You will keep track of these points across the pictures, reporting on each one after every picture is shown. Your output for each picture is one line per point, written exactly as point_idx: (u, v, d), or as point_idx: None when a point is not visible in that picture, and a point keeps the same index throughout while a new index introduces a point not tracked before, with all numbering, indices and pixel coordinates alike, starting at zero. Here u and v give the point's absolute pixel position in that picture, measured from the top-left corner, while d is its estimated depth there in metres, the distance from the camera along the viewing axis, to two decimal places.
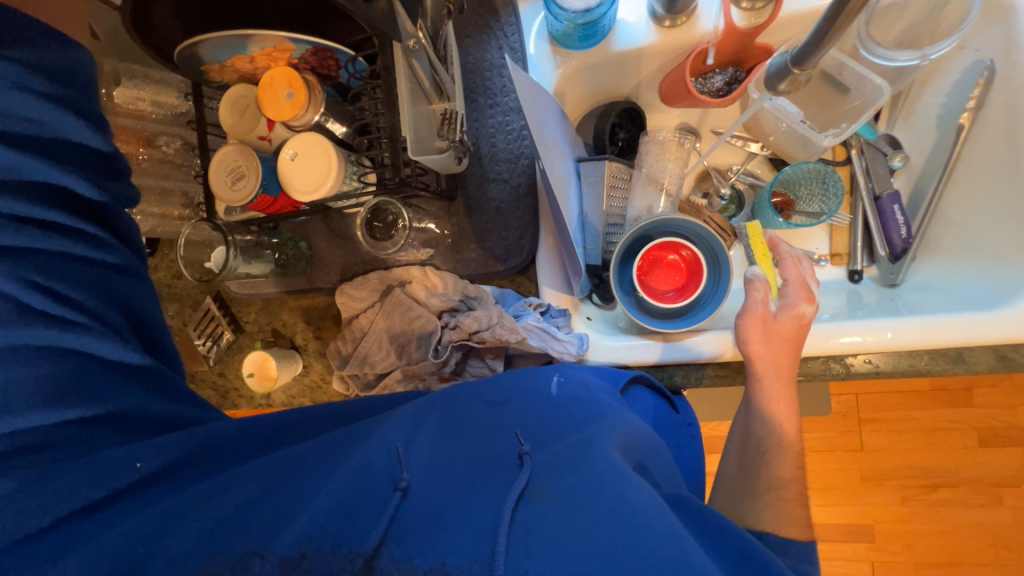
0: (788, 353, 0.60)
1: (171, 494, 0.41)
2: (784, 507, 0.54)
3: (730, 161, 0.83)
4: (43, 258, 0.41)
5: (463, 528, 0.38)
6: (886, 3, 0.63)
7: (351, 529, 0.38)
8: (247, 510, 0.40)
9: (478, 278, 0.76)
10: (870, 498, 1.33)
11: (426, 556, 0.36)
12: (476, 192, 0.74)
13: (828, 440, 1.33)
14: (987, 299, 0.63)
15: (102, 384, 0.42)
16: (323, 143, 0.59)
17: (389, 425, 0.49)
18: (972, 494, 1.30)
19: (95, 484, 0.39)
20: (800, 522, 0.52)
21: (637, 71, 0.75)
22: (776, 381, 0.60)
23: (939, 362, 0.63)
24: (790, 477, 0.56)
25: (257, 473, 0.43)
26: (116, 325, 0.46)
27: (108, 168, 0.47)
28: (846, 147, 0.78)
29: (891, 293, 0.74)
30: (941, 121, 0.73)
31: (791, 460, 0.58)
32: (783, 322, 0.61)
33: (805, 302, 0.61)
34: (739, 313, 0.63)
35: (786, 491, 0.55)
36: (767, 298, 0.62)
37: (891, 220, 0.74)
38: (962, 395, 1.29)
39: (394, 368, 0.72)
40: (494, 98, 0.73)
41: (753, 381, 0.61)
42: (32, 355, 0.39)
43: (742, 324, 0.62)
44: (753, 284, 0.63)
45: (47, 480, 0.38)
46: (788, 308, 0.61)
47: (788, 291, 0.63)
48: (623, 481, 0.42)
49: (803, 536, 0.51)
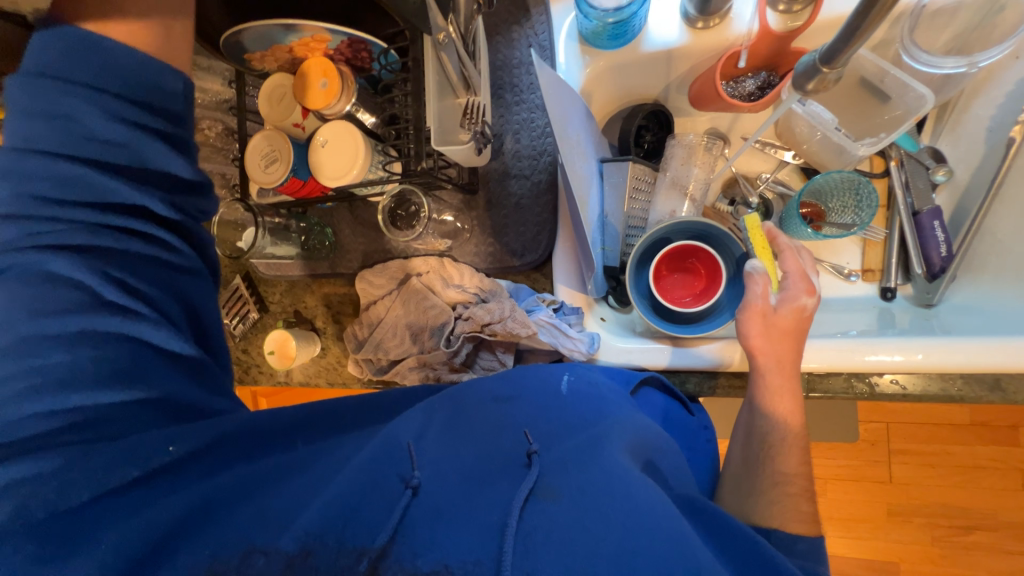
0: (788, 347, 0.58)
1: (203, 480, 0.41)
2: (791, 503, 0.53)
3: (760, 168, 0.81)
4: (106, 257, 0.42)
5: (470, 528, 0.39)
6: (935, 9, 0.60)
7: (360, 522, 0.39)
8: (257, 494, 0.41)
9: (493, 273, 0.76)
10: (897, 534, 1.25)
11: (428, 558, 0.36)
12: (497, 185, 0.75)
13: (854, 469, 1.27)
14: None
15: (150, 369, 0.43)
16: (353, 133, 0.62)
17: (399, 421, 0.50)
18: (1010, 540, 1.22)
19: (129, 465, 0.39)
20: (804, 517, 0.51)
21: (667, 73, 0.74)
22: (778, 374, 0.58)
23: (974, 389, 0.59)
24: (794, 472, 0.55)
25: (276, 464, 0.44)
26: (178, 318, 0.46)
27: (196, 179, 0.47)
28: (884, 159, 0.75)
29: (926, 313, 0.70)
30: (991, 134, 0.68)
31: (796, 453, 0.57)
32: (783, 315, 0.58)
33: (806, 294, 0.59)
34: (739, 307, 0.61)
35: (790, 487, 0.54)
36: (767, 290, 0.60)
37: (930, 237, 0.70)
38: (1008, 433, 1.20)
39: (407, 355, 0.74)
40: (520, 96, 0.74)
41: (755, 376, 0.59)
42: (90, 340, 0.40)
43: (741, 319, 0.59)
44: (752, 277, 0.60)
45: (88, 454, 0.39)
46: (788, 299, 0.59)
47: (788, 284, 0.60)
48: (630, 484, 0.42)
49: (810, 531, 0.50)
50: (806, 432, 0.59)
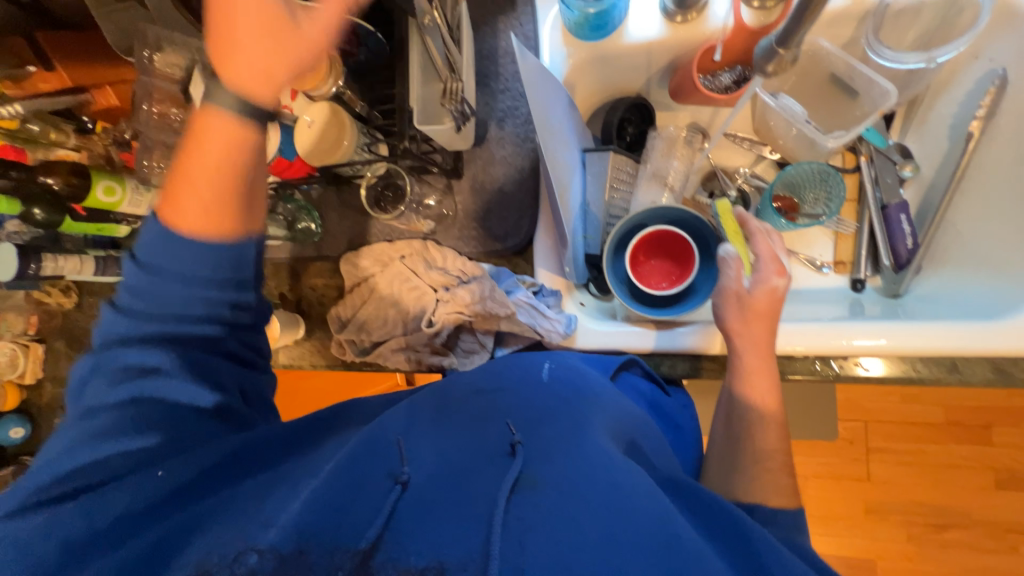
0: (763, 328, 0.60)
1: (186, 506, 0.43)
2: (770, 478, 0.56)
3: (737, 162, 0.83)
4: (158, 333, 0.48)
5: (460, 523, 0.39)
6: (897, 9, 0.63)
7: (348, 525, 0.39)
8: (243, 500, 0.43)
9: (477, 256, 0.77)
10: (874, 531, 1.28)
11: (423, 554, 0.37)
12: (481, 171, 0.76)
13: (831, 466, 1.29)
14: (996, 306, 0.62)
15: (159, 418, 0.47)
16: (338, 112, 0.64)
17: (386, 418, 0.52)
18: (982, 538, 1.24)
19: (130, 494, 0.42)
20: (784, 489, 0.55)
21: (648, 67, 0.77)
22: (755, 356, 0.60)
23: (934, 370, 0.61)
24: (774, 447, 0.58)
25: (269, 463, 0.47)
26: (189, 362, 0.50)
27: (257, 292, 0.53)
28: (855, 155, 0.77)
29: (894, 304, 0.73)
30: (954, 130, 0.71)
31: (774, 430, 0.59)
32: (758, 297, 0.60)
33: (776, 276, 0.61)
34: (715, 293, 0.63)
35: (771, 463, 0.57)
36: (740, 275, 0.62)
37: (898, 228, 0.73)
38: (980, 433, 1.24)
39: (390, 338, 0.75)
40: (504, 84, 0.76)
41: (733, 359, 0.61)
42: (138, 403, 0.47)
43: (718, 304, 0.62)
44: (725, 262, 0.63)
45: (100, 490, 0.43)
46: (761, 282, 0.61)
47: (760, 267, 0.62)
48: (614, 469, 0.43)
49: (791, 504, 0.54)
50: (783, 406, 0.61)
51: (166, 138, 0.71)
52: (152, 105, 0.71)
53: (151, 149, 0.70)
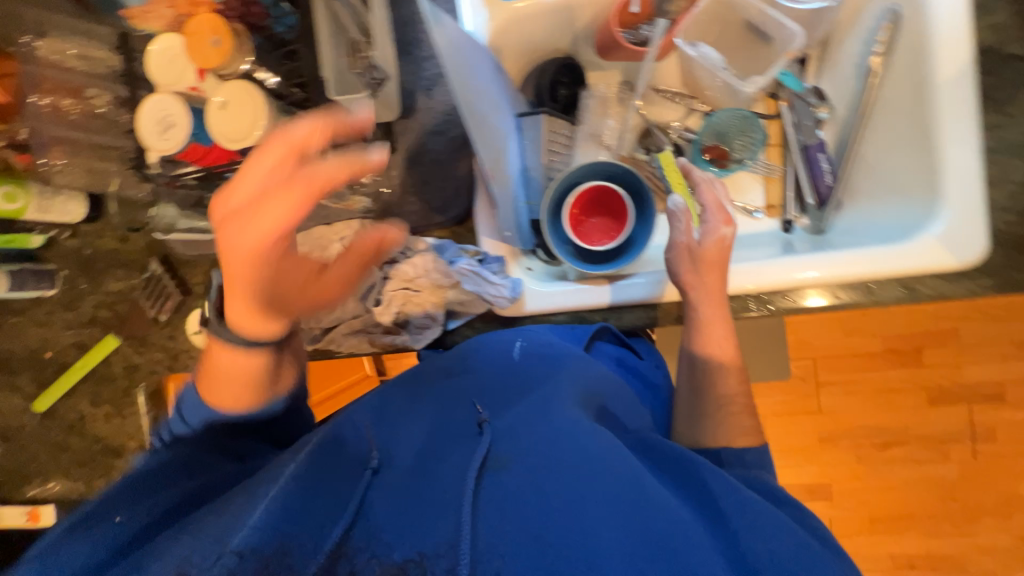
0: (716, 276, 0.63)
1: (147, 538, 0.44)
2: (735, 420, 0.63)
3: (670, 116, 0.84)
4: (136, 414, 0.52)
5: (431, 508, 0.41)
6: None
7: (310, 525, 0.37)
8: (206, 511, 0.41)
9: (420, 231, 0.75)
10: (827, 457, 1.38)
11: (401, 548, 0.38)
12: (414, 143, 0.74)
13: (785, 403, 1.38)
14: (908, 224, 0.66)
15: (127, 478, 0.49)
16: (250, 89, 0.61)
17: (354, 410, 0.56)
18: (918, 450, 1.37)
19: None
20: (747, 431, 0.63)
21: (571, 24, 0.77)
22: (710, 306, 0.63)
23: (850, 296, 0.65)
24: (734, 393, 0.65)
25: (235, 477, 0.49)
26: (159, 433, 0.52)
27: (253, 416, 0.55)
28: (775, 100, 0.81)
29: (820, 240, 0.77)
30: (857, 69, 0.75)
31: (733, 375, 0.66)
32: (708, 247, 0.64)
33: (725, 225, 0.65)
34: (668, 247, 0.67)
35: (734, 407, 0.64)
36: (689, 228, 0.66)
37: (817, 167, 0.77)
38: (913, 356, 1.35)
39: (339, 323, 0.72)
40: (429, 52, 0.74)
41: (691, 310, 0.64)
42: None
43: (672, 258, 0.65)
44: (675, 216, 0.67)
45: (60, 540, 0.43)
46: (711, 232, 0.65)
47: (710, 217, 0.66)
48: (583, 436, 0.47)
49: (753, 442, 0.62)
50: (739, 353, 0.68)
51: (63, 133, 0.66)
52: (41, 96, 0.65)
53: (47, 147, 0.66)
